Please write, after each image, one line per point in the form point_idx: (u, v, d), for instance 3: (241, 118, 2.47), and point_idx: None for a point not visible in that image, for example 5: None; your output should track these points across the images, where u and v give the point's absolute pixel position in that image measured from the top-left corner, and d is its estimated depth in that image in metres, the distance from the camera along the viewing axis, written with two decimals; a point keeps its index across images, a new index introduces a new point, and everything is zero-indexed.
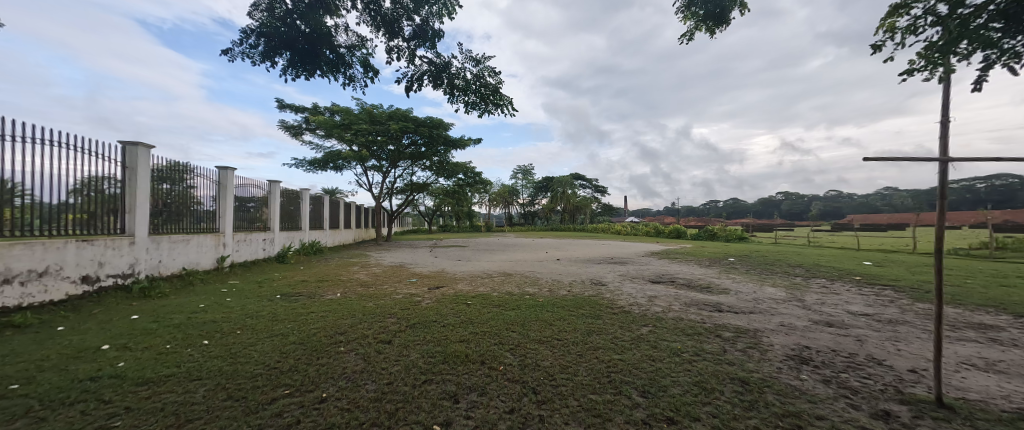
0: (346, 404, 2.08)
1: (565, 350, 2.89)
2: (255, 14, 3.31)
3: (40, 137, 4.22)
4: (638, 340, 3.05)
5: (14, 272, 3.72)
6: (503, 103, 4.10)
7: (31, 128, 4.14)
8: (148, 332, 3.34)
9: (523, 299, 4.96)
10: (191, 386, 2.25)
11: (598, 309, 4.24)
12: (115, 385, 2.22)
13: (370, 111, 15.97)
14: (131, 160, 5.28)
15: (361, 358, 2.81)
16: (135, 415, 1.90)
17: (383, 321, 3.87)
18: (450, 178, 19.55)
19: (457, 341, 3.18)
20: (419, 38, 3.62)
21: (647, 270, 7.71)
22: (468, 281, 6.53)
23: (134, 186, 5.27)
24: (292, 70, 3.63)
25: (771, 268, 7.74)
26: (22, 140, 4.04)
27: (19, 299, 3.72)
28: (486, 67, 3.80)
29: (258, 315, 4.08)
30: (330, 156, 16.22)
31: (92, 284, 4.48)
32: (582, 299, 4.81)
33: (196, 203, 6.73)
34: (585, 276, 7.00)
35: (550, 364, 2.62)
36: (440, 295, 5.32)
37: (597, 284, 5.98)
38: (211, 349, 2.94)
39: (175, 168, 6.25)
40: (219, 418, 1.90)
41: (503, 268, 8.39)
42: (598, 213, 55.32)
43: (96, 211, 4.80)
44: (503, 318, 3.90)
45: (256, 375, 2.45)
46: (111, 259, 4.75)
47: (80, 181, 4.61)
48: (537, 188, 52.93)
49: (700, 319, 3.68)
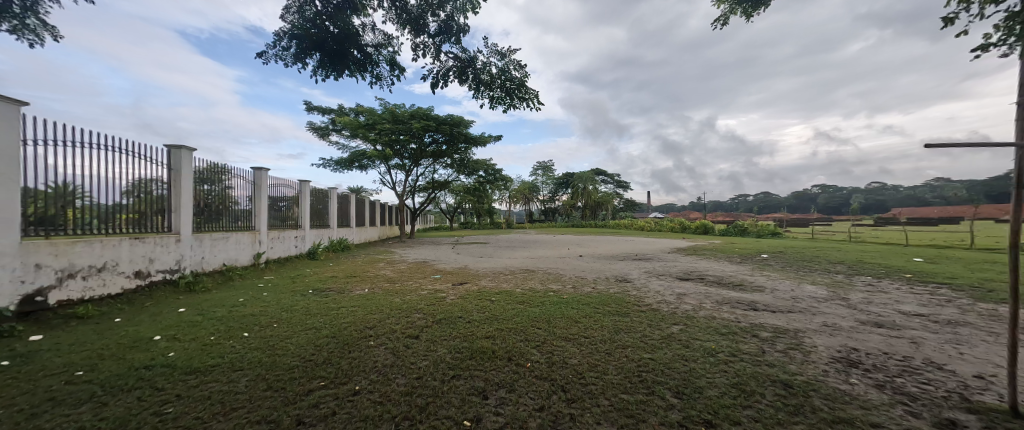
0: (378, 397, 2.12)
1: (593, 347, 2.84)
2: (286, 17, 3.41)
3: (98, 142, 4.49)
4: (668, 339, 2.94)
5: (78, 267, 4.02)
6: (529, 96, 4.04)
7: (88, 134, 4.39)
8: (195, 324, 3.55)
9: (547, 295, 4.93)
10: (234, 376, 2.36)
11: (625, 306, 4.15)
12: (167, 373, 2.37)
13: (392, 111, 16.28)
14: (176, 163, 5.61)
15: (390, 352, 2.87)
16: (185, 403, 2.01)
17: (410, 316, 3.94)
18: (471, 175, 19.73)
19: (483, 337, 3.19)
20: (444, 34, 3.62)
21: (675, 267, 7.44)
22: (490, 278, 6.53)
23: (179, 187, 5.60)
24: (322, 71, 3.71)
25: (809, 265, 7.29)
26: (76, 146, 4.27)
27: (82, 292, 4.02)
28: (511, 60, 3.74)
29: (293, 309, 4.26)
30: (354, 155, 16.65)
31: (144, 279, 4.80)
32: (608, 296, 4.71)
33: (233, 202, 7.07)
34: (609, 272, 6.88)
35: (578, 362, 2.58)
36: (463, 291, 5.36)
37: (622, 282, 5.83)
38: (250, 341, 3.09)
39: (213, 170, 6.58)
40: (261, 407, 1.99)
41: (525, 264, 8.39)
42: (621, 209, 54.22)
43: (145, 212, 5.10)
44: (528, 315, 3.88)
45: (293, 367, 2.54)
46: (160, 255, 5.07)
47: (131, 183, 4.93)
48: (558, 184, 52.57)
49: (734, 318, 3.52)
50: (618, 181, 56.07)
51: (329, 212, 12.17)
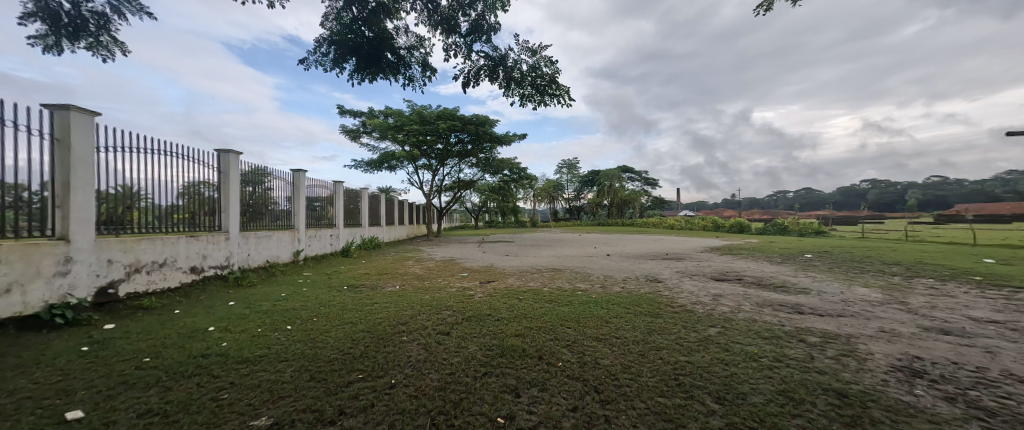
0: (413, 391, 2.18)
1: (626, 348, 2.78)
2: (325, 25, 3.57)
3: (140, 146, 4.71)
4: (706, 342, 2.83)
5: (143, 262, 4.39)
6: (560, 93, 4.00)
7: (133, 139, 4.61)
8: (244, 317, 3.79)
9: (576, 294, 4.87)
10: (280, 366, 2.50)
11: (658, 307, 4.02)
12: (221, 362, 2.54)
13: (420, 112, 16.65)
14: (224, 166, 6.02)
15: (423, 348, 2.94)
16: (238, 390, 2.14)
17: (440, 313, 4.02)
18: (497, 174, 19.84)
19: (513, 335, 3.20)
20: (475, 33, 3.65)
21: (709, 267, 7.13)
22: (517, 276, 6.55)
23: (227, 188, 6.00)
24: (358, 75, 3.85)
25: (859, 266, 6.77)
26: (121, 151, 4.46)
27: (146, 285, 4.39)
28: (542, 56, 3.71)
29: (330, 304, 4.45)
30: (383, 156, 17.17)
31: (198, 274, 5.19)
32: (638, 296, 4.59)
33: (275, 203, 7.48)
34: (639, 272, 6.71)
35: (611, 363, 2.53)
36: (491, 289, 5.40)
37: (653, 282, 5.66)
38: (293, 334, 3.26)
39: (256, 172, 6.99)
40: (305, 397, 2.09)
41: (552, 263, 8.33)
42: (649, 206, 52.73)
43: (197, 212, 5.47)
44: (557, 314, 3.85)
45: (333, 359, 2.66)
46: (212, 252, 5.46)
47: (183, 186, 5.31)
48: (584, 182, 51.85)
49: (778, 322, 3.32)
50: (647, 178, 54.55)
51: (360, 211, 12.63)
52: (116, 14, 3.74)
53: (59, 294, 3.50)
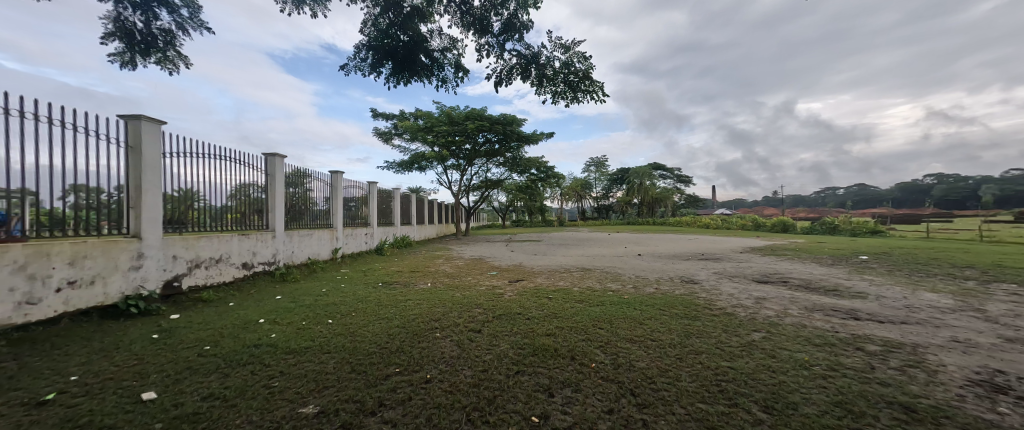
0: (448, 387, 2.22)
1: (662, 351, 2.68)
2: (364, 31, 3.72)
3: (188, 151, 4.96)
4: (750, 347, 2.67)
5: (202, 258, 4.78)
6: (593, 89, 3.93)
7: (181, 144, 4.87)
8: (289, 310, 4.03)
9: (607, 295, 4.78)
10: (323, 357, 2.64)
11: (694, 309, 3.87)
12: (271, 352, 2.71)
13: (448, 113, 16.95)
14: (271, 169, 6.43)
15: (455, 344, 2.99)
16: (287, 379, 2.28)
17: (471, 311, 4.07)
18: (524, 173, 19.85)
19: (544, 334, 3.19)
20: (508, 32, 3.66)
21: (748, 268, 6.76)
22: (546, 275, 6.51)
23: (273, 190, 6.41)
24: (394, 78, 3.98)
25: (924, 269, 6.16)
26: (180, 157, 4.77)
27: (205, 279, 4.78)
28: (575, 52, 3.66)
29: (366, 300, 4.63)
30: (414, 157, 17.63)
31: (249, 270, 5.58)
32: (673, 298, 4.44)
33: (315, 203, 7.90)
34: (672, 272, 6.48)
35: (647, 365, 2.45)
36: (520, 288, 5.41)
37: (688, 283, 5.44)
38: (334, 327, 3.43)
39: (298, 175, 7.41)
40: (348, 387, 2.19)
41: (581, 262, 8.21)
42: (682, 205, 50.72)
43: (247, 212, 5.86)
44: (589, 314, 3.79)
45: (372, 353, 2.77)
46: (261, 250, 5.86)
47: (235, 188, 5.71)
48: (613, 180, 50.72)
49: (830, 328, 3.09)
50: (680, 176, 52.54)
51: (392, 211, 13.05)
52: (180, 30, 4.08)
53: (133, 286, 3.87)
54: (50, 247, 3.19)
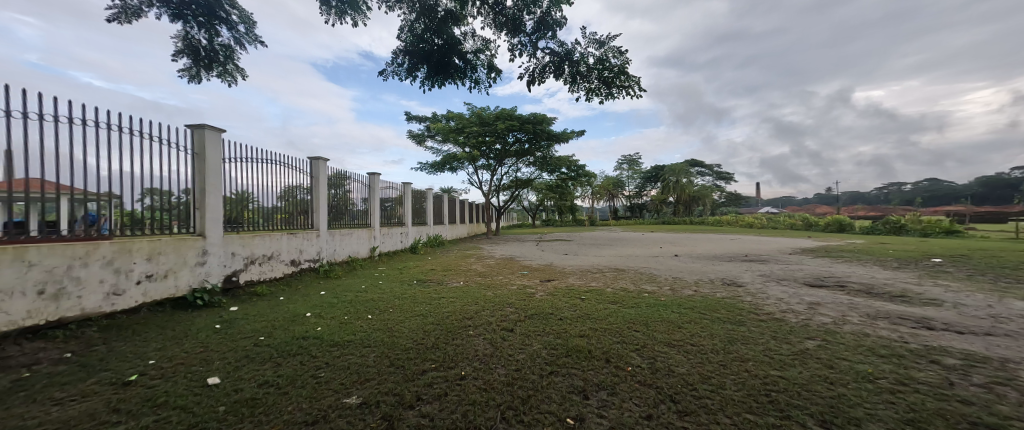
0: (483, 384, 2.25)
1: (704, 357, 2.56)
2: (401, 37, 3.86)
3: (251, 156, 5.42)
4: (803, 356, 2.48)
5: (256, 255, 5.17)
6: (629, 84, 3.82)
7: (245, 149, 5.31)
8: (333, 305, 4.27)
9: (641, 296, 4.63)
10: (364, 351, 2.76)
11: (738, 313, 3.66)
12: (317, 344, 2.88)
13: (479, 114, 17.16)
14: (316, 172, 6.83)
15: (489, 343, 3.02)
16: (332, 369, 2.41)
17: (503, 310, 4.10)
18: (554, 173, 19.71)
19: (577, 335, 3.14)
20: (540, 31, 3.64)
21: (798, 271, 6.29)
22: (578, 275, 6.42)
23: (318, 191, 6.80)
24: (429, 81, 4.08)
25: (1012, 274, 5.44)
26: (238, 161, 5.20)
27: (259, 275, 5.18)
28: (610, 47, 3.57)
29: (403, 297, 4.80)
30: (446, 158, 18.00)
31: (297, 266, 5.98)
32: (714, 301, 4.22)
33: (355, 203, 8.29)
34: (712, 274, 6.16)
35: (687, 371, 2.34)
36: (552, 288, 5.38)
37: (731, 286, 5.15)
38: (373, 322, 3.58)
39: (340, 177, 7.80)
40: (387, 381, 2.28)
41: (613, 263, 8.01)
42: (723, 203, 48.11)
43: (295, 212, 6.26)
44: (623, 316, 3.70)
45: (408, 348, 2.86)
46: (306, 248, 6.26)
47: (285, 190, 6.12)
48: (648, 178, 49.08)
49: (898, 338, 2.81)
50: (719, 173, 49.93)
51: (426, 210, 13.42)
52: (237, 45, 4.42)
53: (198, 280, 4.25)
54: (132, 244, 3.57)
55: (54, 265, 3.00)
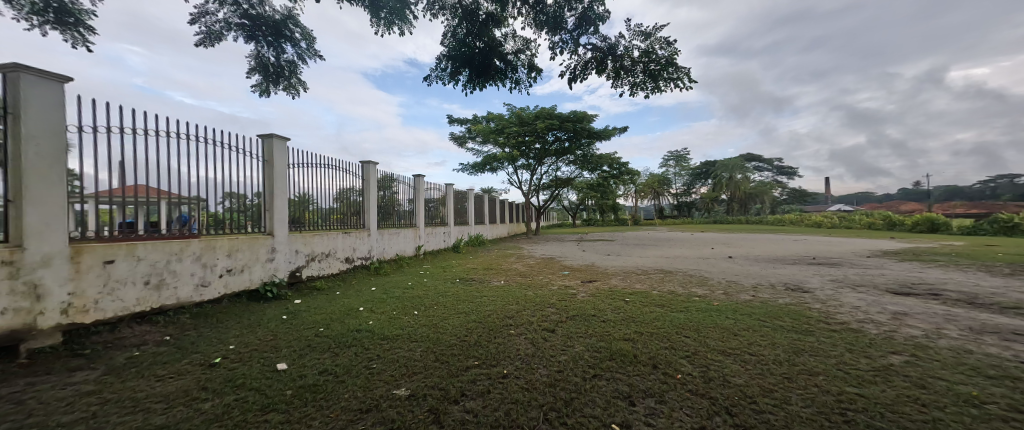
0: (525, 384, 2.26)
1: (765, 368, 2.36)
2: (445, 43, 3.98)
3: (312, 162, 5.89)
4: (886, 372, 2.20)
5: (317, 253, 5.63)
6: (677, 76, 3.63)
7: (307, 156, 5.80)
8: (383, 300, 4.52)
9: (691, 300, 4.38)
10: (411, 345, 2.89)
11: (805, 321, 3.34)
12: (369, 337, 3.06)
13: (519, 114, 17.23)
14: (367, 174, 7.26)
15: (530, 342, 3.03)
16: (383, 362, 2.55)
17: (544, 310, 4.09)
18: (595, 171, 19.27)
19: (621, 339, 3.04)
20: (583, 27, 3.58)
21: (879, 276, 5.57)
22: (621, 277, 6.22)
23: (369, 193, 7.24)
24: (471, 85, 4.17)
25: None
26: (301, 166, 5.67)
27: (318, 271, 5.63)
28: (656, 38, 3.42)
29: (446, 294, 4.96)
30: (486, 159, 18.28)
31: (350, 263, 6.42)
32: (775, 307, 3.89)
33: (401, 204, 8.70)
34: (772, 278, 5.67)
35: (745, 382, 2.18)
36: (594, 289, 5.25)
37: (795, 291, 4.69)
38: (420, 318, 3.74)
39: (388, 179, 8.24)
40: (433, 375, 2.36)
41: (659, 264, 7.65)
42: (784, 201, 44.05)
43: (349, 213, 6.71)
44: (672, 320, 3.52)
45: (452, 345, 2.95)
46: (359, 246, 6.70)
47: (340, 192, 6.58)
48: (697, 175, 46.30)
49: (1010, 356, 2.40)
50: (780, 167, 45.83)
51: (467, 211, 13.72)
52: (300, 60, 4.82)
53: (268, 274, 4.70)
54: (215, 242, 4.03)
55: (156, 260, 3.46)
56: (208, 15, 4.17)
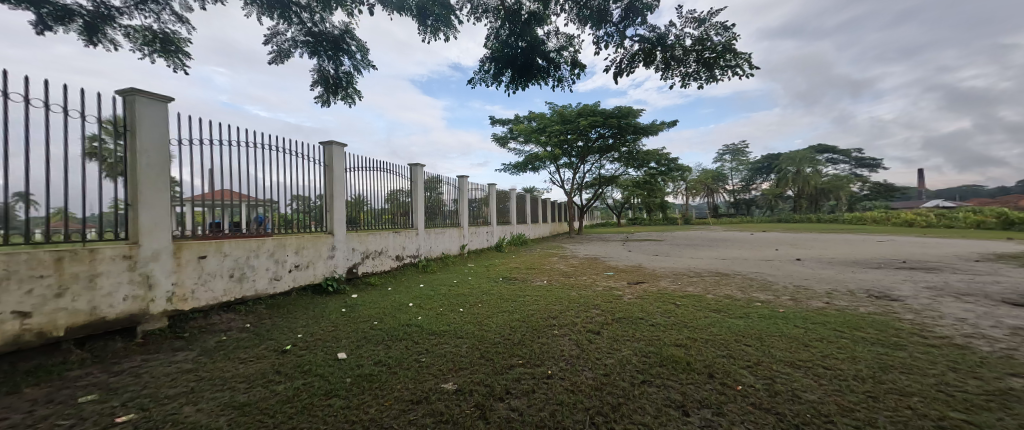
0: (570, 386, 2.22)
1: (844, 385, 2.10)
2: (488, 45, 4.05)
3: (366, 165, 6.29)
4: (1004, 398, 1.86)
5: (371, 251, 6.01)
6: (735, 63, 3.36)
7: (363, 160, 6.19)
8: (431, 297, 4.70)
9: (751, 305, 4.04)
10: (457, 341, 2.98)
11: (893, 334, 2.93)
12: (419, 331, 3.21)
13: (561, 112, 17.03)
14: (415, 176, 7.60)
15: (575, 344, 2.98)
16: (431, 356, 2.66)
17: (588, 311, 4.00)
18: (642, 168, 18.49)
19: (672, 344, 2.89)
20: (629, 18, 3.44)
21: (992, 284, 4.72)
22: (671, 279, 5.90)
23: (417, 194, 7.58)
24: (513, 85, 4.20)
25: None
26: (357, 170, 6.07)
27: (373, 268, 6.02)
28: (711, 24, 3.20)
29: (490, 293, 5.04)
30: (528, 159, 18.30)
31: (400, 261, 6.78)
32: (853, 316, 3.46)
33: (447, 204, 8.99)
34: (848, 283, 5.06)
35: (819, 399, 1.96)
36: (642, 291, 5.04)
37: (880, 299, 4.13)
38: (465, 315, 3.84)
39: (434, 180, 8.56)
40: (478, 371, 2.42)
41: (713, 266, 7.15)
42: (864, 197, 39.06)
43: (399, 213, 7.07)
44: (729, 327, 3.27)
45: (497, 343, 2.99)
46: (408, 244, 7.05)
47: (391, 194, 6.95)
48: (757, 170, 42.61)
49: None
50: (858, 159, 40.76)
51: (509, 210, 13.83)
52: (355, 71, 5.17)
53: (329, 270, 5.12)
54: (285, 240, 4.46)
55: (238, 256, 3.90)
56: (278, 35, 4.61)
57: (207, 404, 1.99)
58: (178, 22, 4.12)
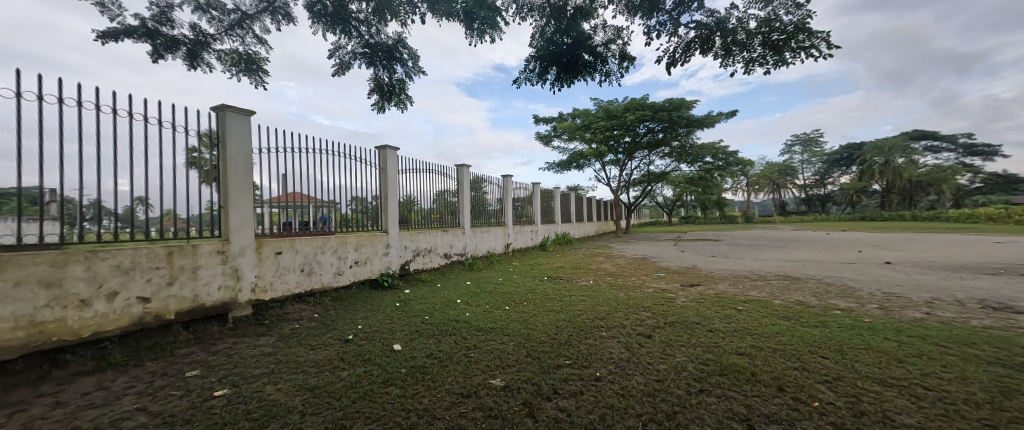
0: (620, 390, 2.16)
1: (951, 409, 1.81)
2: (534, 44, 4.05)
3: (417, 167, 6.59)
4: None
5: (421, 249, 6.31)
6: (809, 44, 3.03)
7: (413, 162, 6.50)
8: (477, 294, 4.82)
9: (827, 313, 3.63)
10: (504, 339, 3.02)
11: (1018, 353, 2.46)
12: (467, 327, 3.30)
13: (606, 108, 16.52)
14: (461, 176, 7.83)
15: (624, 347, 2.88)
16: (479, 352, 2.73)
17: (638, 313, 3.84)
18: (695, 163, 17.37)
19: (734, 353, 2.67)
20: (684, 4, 3.25)
21: None
22: (730, 282, 5.46)
23: (463, 194, 7.80)
24: (558, 83, 4.16)
25: None
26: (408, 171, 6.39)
27: (423, 265, 6.31)
28: (779, 3, 2.92)
29: (535, 292, 5.05)
30: (572, 157, 18.00)
31: (448, 259, 7.03)
32: (961, 329, 2.96)
33: (491, 204, 9.15)
34: (953, 291, 4.35)
35: (919, 424, 1.70)
36: (697, 294, 4.73)
37: (999, 311, 3.48)
38: (511, 313, 3.88)
39: (480, 180, 8.74)
40: (526, 369, 2.43)
41: (779, 269, 6.51)
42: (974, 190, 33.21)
43: (446, 212, 7.33)
44: (801, 336, 2.96)
45: (543, 342, 2.99)
46: (455, 243, 7.29)
47: (439, 194, 7.22)
48: (833, 162, 38.04)
49: None
50: (965, 146, 34.80)
51: (553, 210, 13.69)
52: (408, 78, 5.44)
53: (384, 267, 5.45)
54: (346, 238, 4.82)
55: (307, 252, 4.30)
56: (340, 49, 5.00)
57: (285, 384, 2.22)
58: (259, 43, 4.63)
